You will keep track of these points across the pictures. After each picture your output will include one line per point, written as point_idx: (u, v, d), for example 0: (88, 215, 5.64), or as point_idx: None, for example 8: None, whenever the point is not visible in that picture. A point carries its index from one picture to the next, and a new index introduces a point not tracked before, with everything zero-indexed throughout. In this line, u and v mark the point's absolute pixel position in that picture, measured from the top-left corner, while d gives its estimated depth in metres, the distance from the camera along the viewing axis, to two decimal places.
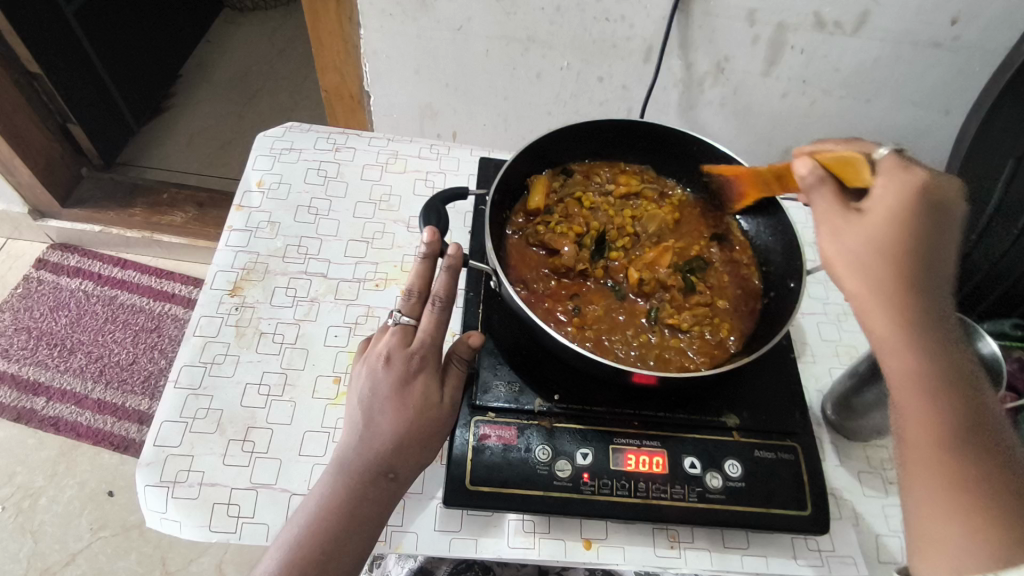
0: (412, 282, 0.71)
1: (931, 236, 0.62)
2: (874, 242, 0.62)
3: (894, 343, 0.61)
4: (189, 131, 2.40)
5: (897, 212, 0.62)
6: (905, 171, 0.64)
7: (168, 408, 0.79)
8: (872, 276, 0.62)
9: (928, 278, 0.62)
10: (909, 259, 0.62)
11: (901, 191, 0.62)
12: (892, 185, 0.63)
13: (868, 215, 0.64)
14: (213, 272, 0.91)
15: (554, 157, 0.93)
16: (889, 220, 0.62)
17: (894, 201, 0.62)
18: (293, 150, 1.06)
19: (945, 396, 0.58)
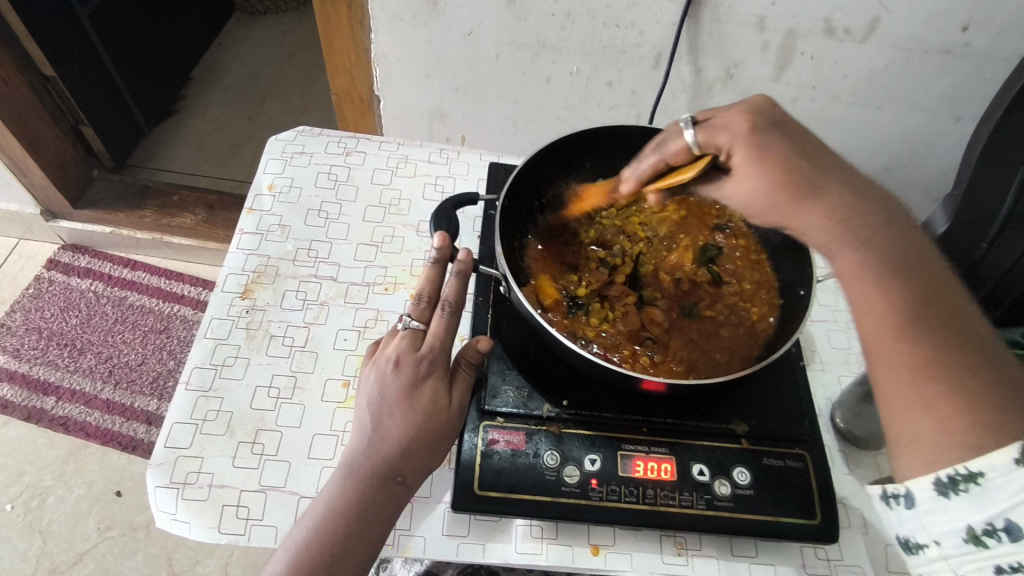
0: (422, 286, 0.71)
1: (800, 148, 0.65)
2: (759, 182, 0.65)
3: (835, 242, 0.62)
4: (200, 134, 2.42)
5: (749, 160, 0.66)
6: (728, 123, 0.68)
7: (179, 409, 0.79)
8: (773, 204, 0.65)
9: (826, 182, 0.63)
10: (791, 163, 0.64)
11: (739, 138, 0.67)
12: (728, 140, 0.68)
13: (736, 174, 0.68)
14: (224, 275, 0.92)
15: (564, 163, 0.93)
16: (750, 168, 0.66)
17: (738, 156, 0.67)
18: (303, 155, 1.07)
19: (897, 283, 0.58)
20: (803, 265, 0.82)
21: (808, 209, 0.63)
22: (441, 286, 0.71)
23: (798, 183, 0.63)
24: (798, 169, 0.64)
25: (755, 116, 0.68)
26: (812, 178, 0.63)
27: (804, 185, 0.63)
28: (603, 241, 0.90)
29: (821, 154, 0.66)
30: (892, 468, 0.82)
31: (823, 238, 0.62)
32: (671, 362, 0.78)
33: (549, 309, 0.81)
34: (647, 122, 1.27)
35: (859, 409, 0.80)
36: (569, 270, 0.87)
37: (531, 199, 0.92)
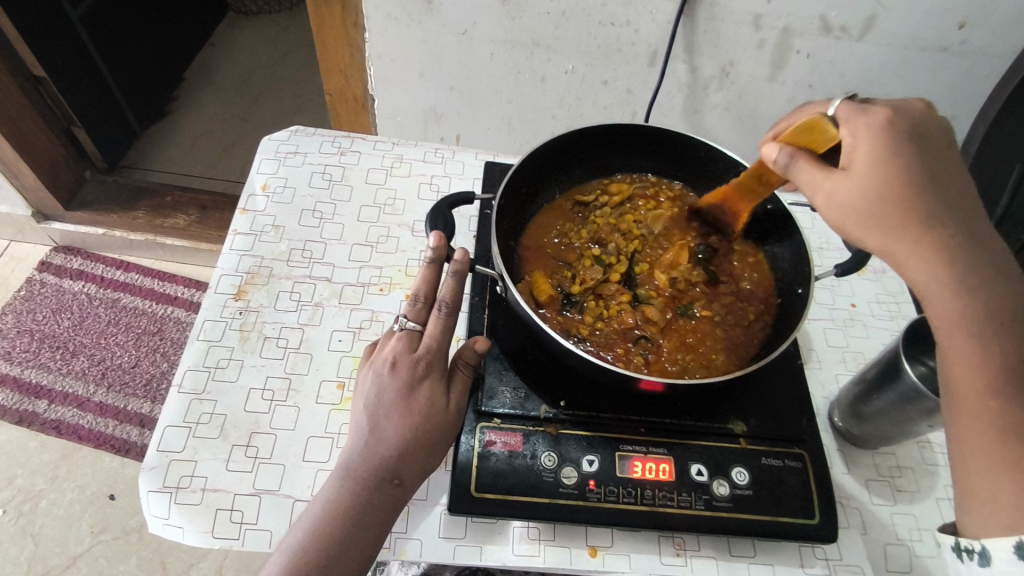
0: (418, 287, 0.70)
1: (922, 174, 0.63)
2: (869, 193, 0.62)
3: (922, 276, 0.61)
4: (193, 134, 2.41)
5: (879, 157, 0.62)
6: (873, 110, 0.64)
7: (171, 412, 0.78)
8: (878, 217, 0.61)
9: (941, 214, 0.61)
10: (901, 183, 0.62)
11: (874, 132, 0.63)
12: (863, 130, 0.63)
13: (852, 166, 0.63)
14: (217, 276, 0.91)
15: (560, 161, 0.92)
16: (871, 169, 0.62)
17: (865, 152, 0.62)
18: (297, 154, 1.06)
19: (997, 339, 0.59)
20: (799, 266, 0.82)
21: (911, 239, 0.61)
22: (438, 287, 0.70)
23: (911, 209, 0.61)
24: (914, 192, 0.62)
25: (897, 121, 0.64)
26: (924, 207, 0.61)
27: (914, 212, 0.61)
28: (599, 240, 0.89)
29: (935, 171, 0.64)
30: (890, 468, 0.82)
31: (915, 275, 0.61)
32: (668, 361, 0.78)
33: (545, 307, 0.81)
34: (643, 121, 1.27)
35: (856, 408, 0.80)
36: (564, 268, 0.86)
37: (526, 199, 0.91)
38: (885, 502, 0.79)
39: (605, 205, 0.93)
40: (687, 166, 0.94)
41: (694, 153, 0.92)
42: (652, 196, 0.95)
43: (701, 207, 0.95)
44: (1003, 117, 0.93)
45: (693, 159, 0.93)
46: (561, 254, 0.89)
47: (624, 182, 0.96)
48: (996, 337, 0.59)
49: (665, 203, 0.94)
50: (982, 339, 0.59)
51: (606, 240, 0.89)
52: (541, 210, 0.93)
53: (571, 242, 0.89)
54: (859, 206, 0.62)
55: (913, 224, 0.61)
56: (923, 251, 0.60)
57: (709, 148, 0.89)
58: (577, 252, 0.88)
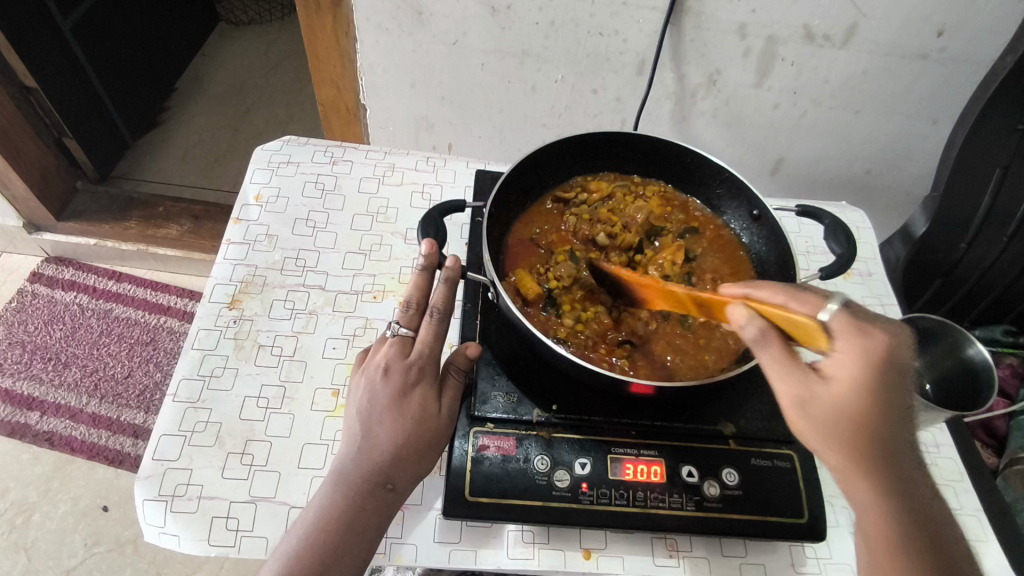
0: (410, 294, 0.70)
1: (895, 407, 0.56)
2: (836, 423, 0.56)
3: (875, 514, 0.57)
4: (185, 143, 2.41)
5: (862, 383, 0.56)
6: (867, 329, 0.57)
7: (166, 421, 0.79)
8: (838, 443, 0.56)
9: (896, 448, 0.57)
10: (875, 419, 0.56)
11: (864, 356, 0.56)
12: (852, 351, 0.56)
13: (830, 382, 0.57)
14: (211, 285, 0.91)
15: (552, 169, 0.94)
16: (854, 395, 0.56)
17: (853, 376, 0.56)
18: (290, 163, 1.07)
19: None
20: (785, 273, 0.83)
21: (858, 464, 0.57)
22: (429, 294, 0.71)
23: (864, 442, 0.56)
24: (874, 427, 0.56)
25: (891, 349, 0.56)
26: (873, 435, 0.56)
27: (867, 444, 0.56)
28: (585, 242, 0.90)
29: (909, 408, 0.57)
30: None
31: (859, 500, 0.57)
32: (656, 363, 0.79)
33: (534, 305, 0.83)
34: (632, 129, 1.29)
35: None
36: (548, 265, 0.87)
37: (516, 205, 0.91)
38: None
39: (587, 204, 0.94)
40: (674, 172, 0.96)
41: (681, 160, 0.94)
42: (634, 193, 0.95)
43: (692, 208, 0.96)
44: (982, 122, 0.95)
45: (681, 166, 0.94)
46: (545, 252, 0.89)
47: (605, 179, 0.96)
48: (925, 572, 0.56)
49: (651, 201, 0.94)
50: (910, 570, 0.55)
51: (592, 242, 0.90)
52: (528, 209, 0.94)
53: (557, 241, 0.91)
54: (814, 425, 0.57)
55: (862, 456, 0.56)
56: (870, 477, 0.57)
57: (694, 154, 0.91)
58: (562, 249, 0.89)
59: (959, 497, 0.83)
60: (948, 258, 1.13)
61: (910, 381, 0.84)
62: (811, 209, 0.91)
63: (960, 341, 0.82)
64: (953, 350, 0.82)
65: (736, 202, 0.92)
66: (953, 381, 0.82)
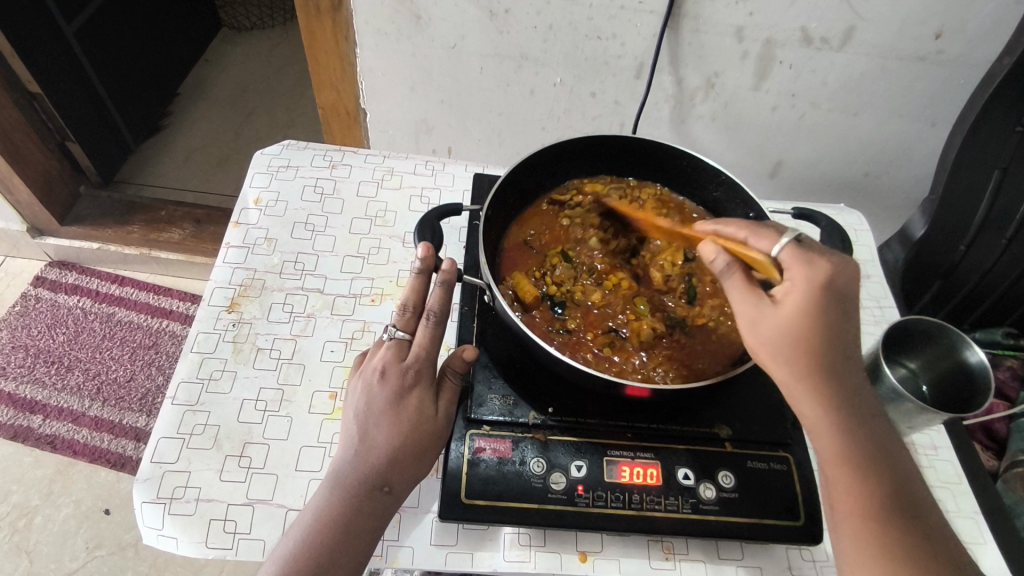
0: (406, 297, 0.71)
1: (834, 327, 0.62)
2: (787, 343, 0.61)
3: (823, 427, 0.62)
4: (188, 148, 2.43)
5: (808, 301, 0.61)
6: (812, 259, 0.63)
7: (165, 424, 0.80)
8: (788, 360, 0.62)
9: (839, 366, 0.62)
10: (821, 338, 0.61)
11: (810, 283, 0.62)
12: (799, 278, 0.62)
13: (780, 304, 0.62)
14: (210, 289, 0.92)
15: (548, 173, 0.94)
16: (802, 313, 0.61)
17: (799, 298, 0.62)
18: (288, 168, 1.08)
19: (868, 483, 0.60)
20: None
21: (804, 384, 0.62)
22: (426, 296, 0.71)
23: (807, 362, 0.61)
24: (817, 346, 0.62)
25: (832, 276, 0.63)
26: (815, 353, 0.62)
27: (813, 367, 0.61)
28: (580, 248, 0.90)
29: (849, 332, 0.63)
30: None
31: (808, 414, 0.62)
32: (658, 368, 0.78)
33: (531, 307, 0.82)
34: (631, 132, 1.29)
35: None
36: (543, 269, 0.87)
37: (513, 209, 0.92)
38: None
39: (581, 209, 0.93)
40: (671, 175, 0.96)
41: (677, 163, 0.93)
42: (629, 198, 0.95)
43: (688, 210, 0.95)
44: (980, 123, 0.95)
45: (678, 170, 0.94)
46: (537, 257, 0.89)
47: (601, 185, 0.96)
48: (871, 480, 0.61)
49: (646, 205, 0.94)
50: (856, 478, 0.61)
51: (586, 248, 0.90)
52: (522, 213, 0.94)
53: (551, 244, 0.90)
54: (766, 347, 0.63)
55: (809, 378, 0.62)
56: (821, 397, 0.62)
57: (690, 158, 0.91)
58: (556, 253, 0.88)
59: (958, 500, 0.83)
60: (948, 260, 1.13)
61: (907, 383, 0.84)
62: (808, 212, 0.91)
63: (956, 342, 0.80)
64: (949, 353, 0.81)
65: (733, 205, 0.91)
66: (951, 383, 0.82)
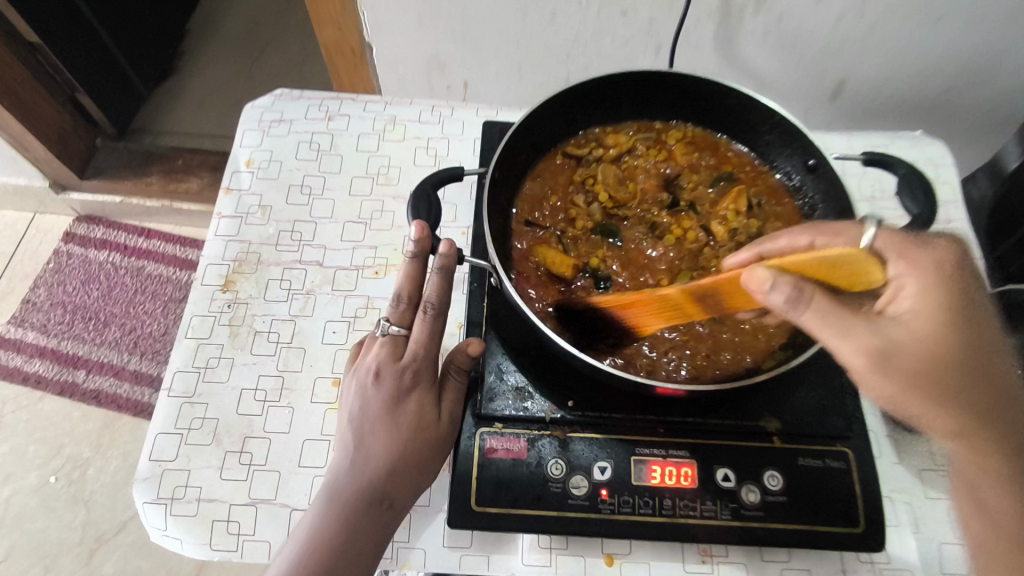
0: (401, 286, 0.61)
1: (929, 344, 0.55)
2: (924, 338, 0.54)
3: (955, 428, 0.55)
4: (202, 90, 2.33)
5: (923, 305, 0.55)
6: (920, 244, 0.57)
7: (162, 417, 0.75)
8: (911, 367, 0.53)
9: (972, 369, 0.55)
10: (958, 337, 0.55)
11: (922, 274, 0.56)
12: (908, 270, 0.56)
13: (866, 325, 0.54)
14: (203, 266, 0.85)
15: (570, 118, 0.80)
16: (931, 310, 0.55)
17: (915, 287, 0.56)
18: (281, 121, 0.96)
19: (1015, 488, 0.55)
20: None
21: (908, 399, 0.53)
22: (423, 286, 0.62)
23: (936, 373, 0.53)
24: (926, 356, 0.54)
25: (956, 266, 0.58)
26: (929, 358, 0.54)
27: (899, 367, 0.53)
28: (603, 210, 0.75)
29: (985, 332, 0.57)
30: None
31: (937, 415, 0.55)
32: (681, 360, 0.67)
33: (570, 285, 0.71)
34: (668, 57, 1.12)
35: None
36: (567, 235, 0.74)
37: (527, 165, 0.79)
38: (941, 496, 0.71)
39: (602, 160, 0.79)
40: (714, 114, 0.80)
41: (723, 101, 0.78)
42: (656, 145, 0.81)
43: (725, 149, 0.81)
44: None
45: (723, 109, 0.79)
46: (557, 218, 0.76)
47: (624, 131, 0.83)
48: None
49: (676, 150, 0.80)
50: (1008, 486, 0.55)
51: (619, 206, 0.75)
52: (534, 168, 0.80)
53: (576, 199, 0.76)
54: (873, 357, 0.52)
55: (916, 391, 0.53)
56: (945, 396, 0.54)
57: (740, 95, 0.75)
58: (582, 212, 0.75)
59: None
60: None
61: None
62: (880, 157, 0.76)
63: None
64: None
65: (789, 150, 0.76)
66: None
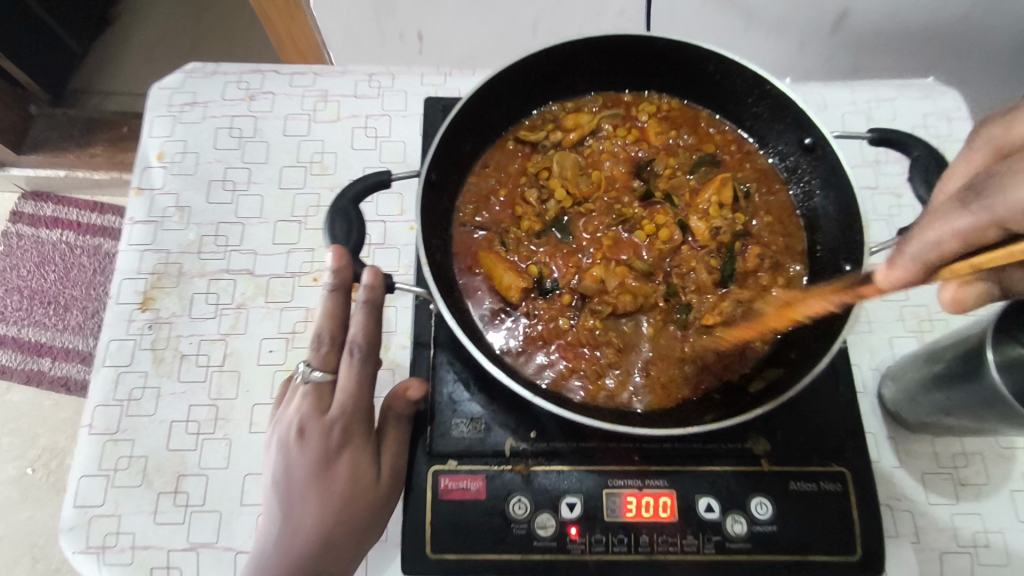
0: (321, 325, 0.52)
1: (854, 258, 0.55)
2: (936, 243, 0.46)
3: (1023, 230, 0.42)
4: (145, 43, 2.13)
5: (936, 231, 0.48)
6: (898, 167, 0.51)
7: (84, 460, 0.68)
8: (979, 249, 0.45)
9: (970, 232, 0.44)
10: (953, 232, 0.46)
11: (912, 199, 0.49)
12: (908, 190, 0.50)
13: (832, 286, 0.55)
14: (117, 281, 0.75)
15: (529, 92, 0.70)
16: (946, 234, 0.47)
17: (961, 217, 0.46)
18: (193, 105, 0.83)
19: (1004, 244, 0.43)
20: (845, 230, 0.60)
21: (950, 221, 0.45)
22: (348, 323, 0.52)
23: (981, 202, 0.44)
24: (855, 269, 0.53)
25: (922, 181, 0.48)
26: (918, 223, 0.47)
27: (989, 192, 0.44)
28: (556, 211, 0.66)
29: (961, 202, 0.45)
30: (953, 456, 0.68)
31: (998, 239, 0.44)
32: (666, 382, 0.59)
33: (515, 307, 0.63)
34: None
35: (918, 396, 0.64)
36: (514, 241, 0.65)
37: (472, 153, 0.69)
38: (945, 501, 0.66)
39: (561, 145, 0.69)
40: (696, 83, 0.69)
41: (702, 67, 0.67)
42: (624, 123, 0.71)
43: (705, 125, 0.71)
44: None
45: (706, 76, 0.68)
46: (503, 220, 0.67)
47: (587, 106, 0.72)
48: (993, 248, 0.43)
49: (650, 130, 0.70)
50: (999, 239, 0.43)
51: (578, 202, 0.67)
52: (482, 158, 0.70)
53: (525, 195, 0.67)
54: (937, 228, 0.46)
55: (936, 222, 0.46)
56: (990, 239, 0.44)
57: (721, 60, 0.65)
58: (531, 211, 0.66)
59: None
60: None
61: None
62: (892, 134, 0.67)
63: None
64: None
65: (781, 126, 0.66)
66: None
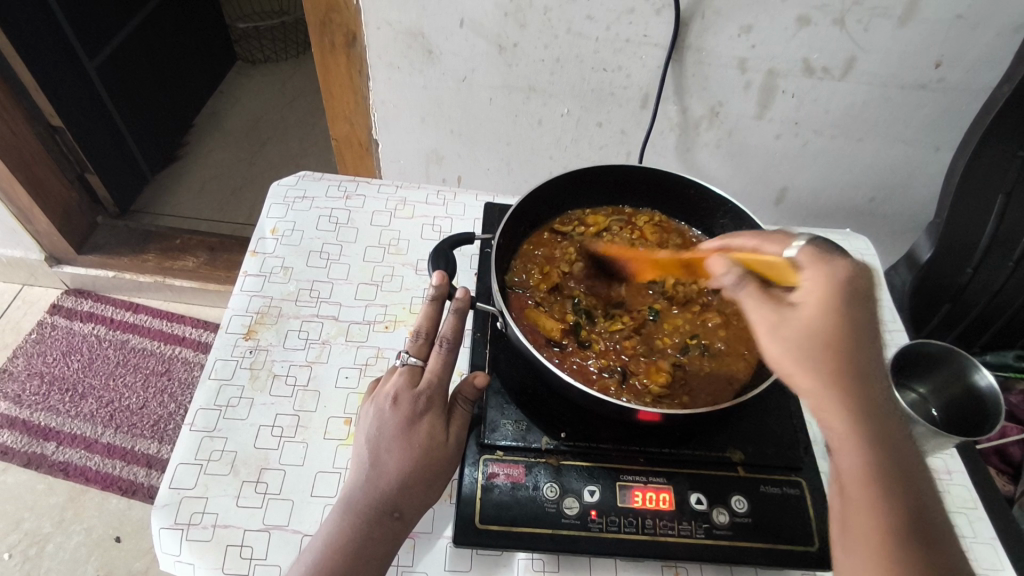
0: (420, 323, 0.74)
1: (865, 326, 0.61)
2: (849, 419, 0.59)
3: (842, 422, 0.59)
4: (202, 179, 2.48)
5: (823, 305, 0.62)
6: (829, 256, 0.65)
7: (183, 450, 0.81)
8: (814, 366, 0.60)
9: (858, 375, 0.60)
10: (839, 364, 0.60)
11: (829, 280, 0.63)
12: (819, 274, 0.64)
13: (801, 308, 0.63)
14: (228, 316, 0.94)
15: (565, 200, 0.99)
16: (824, 311, 0.61)
17: (818, 290, 0.63)
18: (304, 199, 1.10)
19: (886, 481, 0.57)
20: None
21: (874, 479, 0.57)
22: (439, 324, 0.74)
23: (899, 535, 0.56)
24: (847, 338, 0.61)
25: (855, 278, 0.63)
26: (893, 470, 0.58)
27: (923, 537, 0.56)
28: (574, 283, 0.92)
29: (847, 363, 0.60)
30: None
31: (835, 422, 0.59)
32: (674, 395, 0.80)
33: (556, 342, 0.84)
34: (637, 159, 1.31)
35: None
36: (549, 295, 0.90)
37: (521, 237, 0.95)
38: None
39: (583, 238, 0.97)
40: (681, 205, 0.99)
41: (684, 191, 0.96)
42: (629, 224, 0.99)
43: (689, 235, 0.99)
44: (980, 152, 0.96)
45: (686, 200, 0.97)
46: (540, 283, 0.92)
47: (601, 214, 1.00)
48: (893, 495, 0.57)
49: (646, 230, 0.98)
50: (889, 488, 0.57)
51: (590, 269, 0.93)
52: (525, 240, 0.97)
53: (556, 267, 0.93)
54: (869, 467, 0.58)
55: (894, 478, 0.58)
56: (847, 406, 0.59)
57: (698, 186, 0.93)
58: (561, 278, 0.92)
59: (974, 525, 0.82)
60: (954, 283, 1.11)
61: (918, 407, 0.86)
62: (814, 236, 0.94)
63: (964, 365, 0.83)
64: (960, 375, 0.84)
65: None
66: (959, 404, 0.84)
